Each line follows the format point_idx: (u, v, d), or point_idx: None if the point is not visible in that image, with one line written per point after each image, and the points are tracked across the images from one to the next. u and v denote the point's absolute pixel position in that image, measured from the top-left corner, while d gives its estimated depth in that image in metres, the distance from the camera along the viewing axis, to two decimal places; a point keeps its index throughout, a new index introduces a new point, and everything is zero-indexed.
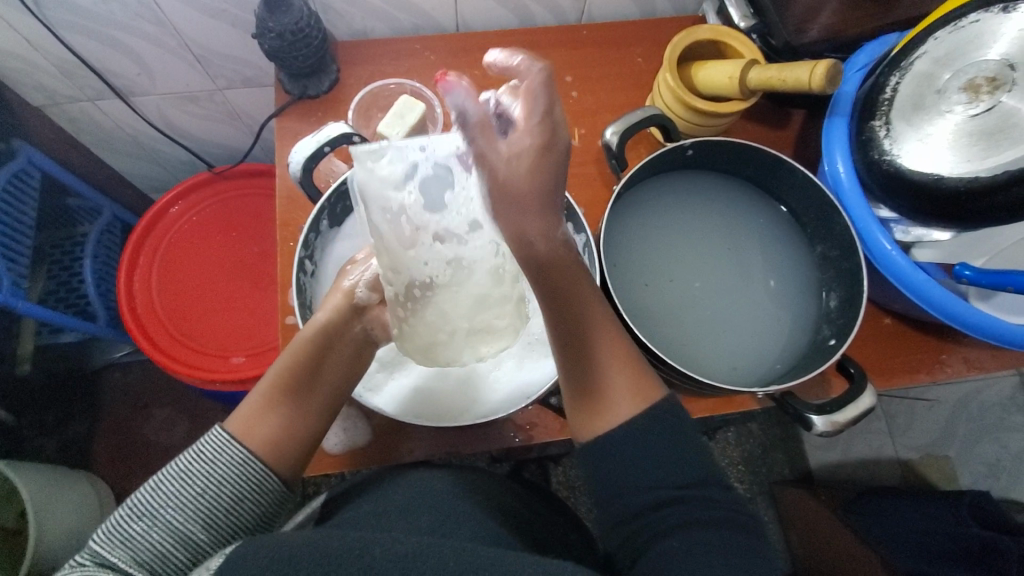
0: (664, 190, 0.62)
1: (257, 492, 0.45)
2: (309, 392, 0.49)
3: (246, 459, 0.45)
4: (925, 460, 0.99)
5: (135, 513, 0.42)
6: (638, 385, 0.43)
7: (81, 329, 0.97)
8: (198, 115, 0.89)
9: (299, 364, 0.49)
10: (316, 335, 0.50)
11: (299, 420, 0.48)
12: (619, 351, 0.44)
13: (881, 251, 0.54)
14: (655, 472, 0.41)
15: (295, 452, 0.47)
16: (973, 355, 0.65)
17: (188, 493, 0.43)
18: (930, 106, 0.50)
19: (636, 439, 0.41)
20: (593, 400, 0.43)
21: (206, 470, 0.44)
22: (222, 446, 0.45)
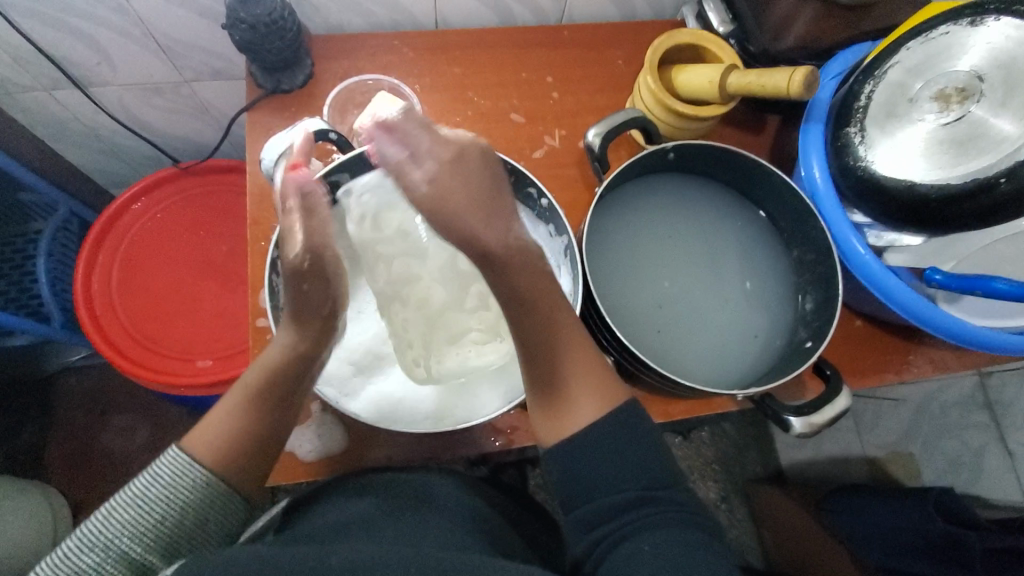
0: (645, 193, 0.62)
1: (220, 514, 0.46)
2: (278, 402, 0.50)
3: (206, 482, 0.46)
4: (891, 457, 1.00)
5: (87, 545, 0.43)
6: (604, 392, 0.46)
7: (33, 332, 0.92)
8: (164, 108, 0.85)
9: (264, 382, 0.49)
10: (278, 353, 0.50)
11: (264, 434, 0.49)
12: (585, 357, 0.48)
13: (855, 254, 0.55)
14: (614, 475, 0.43)
15: (256, 467, 0.48)
16: (938, 356, 0.67)
17: (144, 522, 0.44)
18: (903, 113, 0.51)
19: (602, 440, 0.44)
20: (559, 405, 0.46)
21: (160, 496, 0.44)
22: (180, 471, 0.45)
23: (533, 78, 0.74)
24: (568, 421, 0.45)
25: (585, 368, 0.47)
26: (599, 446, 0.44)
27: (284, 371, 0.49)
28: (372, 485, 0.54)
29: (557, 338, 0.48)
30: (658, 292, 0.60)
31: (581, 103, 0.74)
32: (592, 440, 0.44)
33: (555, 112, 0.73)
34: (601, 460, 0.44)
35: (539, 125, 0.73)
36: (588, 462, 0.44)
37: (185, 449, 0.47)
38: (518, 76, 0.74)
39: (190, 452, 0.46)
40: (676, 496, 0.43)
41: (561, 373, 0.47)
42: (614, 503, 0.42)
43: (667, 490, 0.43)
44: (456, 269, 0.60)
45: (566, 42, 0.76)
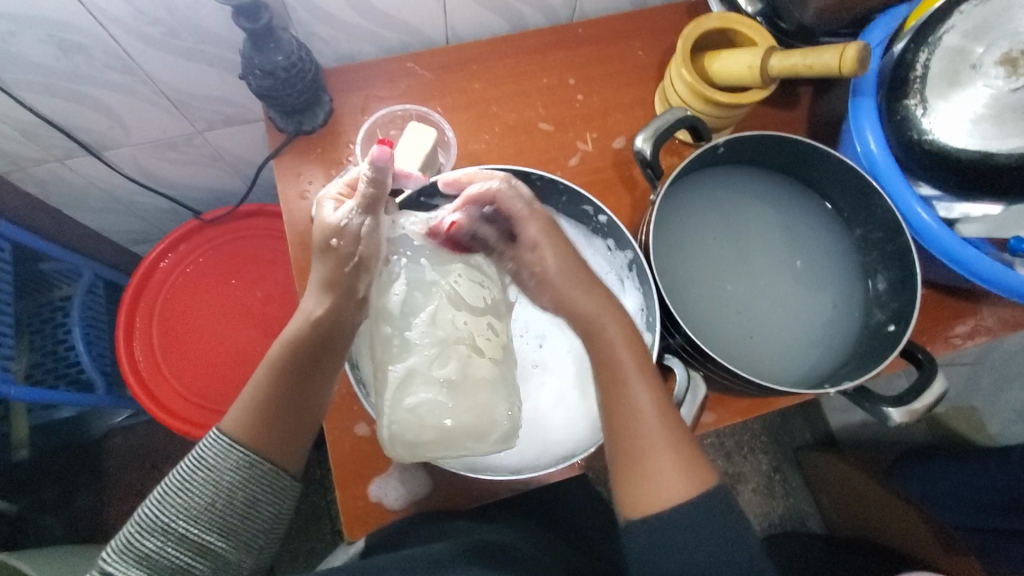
0: (698, 193, 0.60)
1: (265, 493, 0.48)
2: (304, 373, 0.50)
3: (249, 462, 0.47)
4: (951, 413, 0.98)
5: (149, 529, 0.45)
6: (690, 467, 0.44)
7: (77, 401, 0.91)
8: (178, 161, 0.83)
9: (292, 355, 0.49)
10: (304, 322, 0.49)
11: (301, 403, 0.50)
12: (672, 429, 0.46)
13: (925, 228, 0.53)
14: (709, 549, 0.42)
15: (294, 442, 0.50)
16: (1007, 314, 0.65)
17: (197, 505, 0.46)
18: (966, 81, 0.49)
19: (685, 524, 0.42)
20: (641, 476, 0.45)
21: (208, 478, 0.46)
22: (224, 453, 0.47)
23: (556, 82, 0.72)
24: (650, 497, 0.44)
25: (671, 443, 0.45)
26: (676, 529, 0.42)
27: (307, 340, 0.49)
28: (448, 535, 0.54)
29: (642, 407, 0.46)
30: (728, 293, 0.59)
31: (608, 102, 0.72)
32: (672, 524, 0.42)
33: (584, 115, 0.71)
34: (673, 546, 0.42)
35: (569, 131, 0.70)
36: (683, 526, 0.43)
37: (224, 432, 0.48)
38: (540, 83, 0.72)
39: (228, 435, 0.48)
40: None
41: (651, 447, 0.45)
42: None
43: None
44: (434, 333, 0.45)
45: (583, 40, 0.73)
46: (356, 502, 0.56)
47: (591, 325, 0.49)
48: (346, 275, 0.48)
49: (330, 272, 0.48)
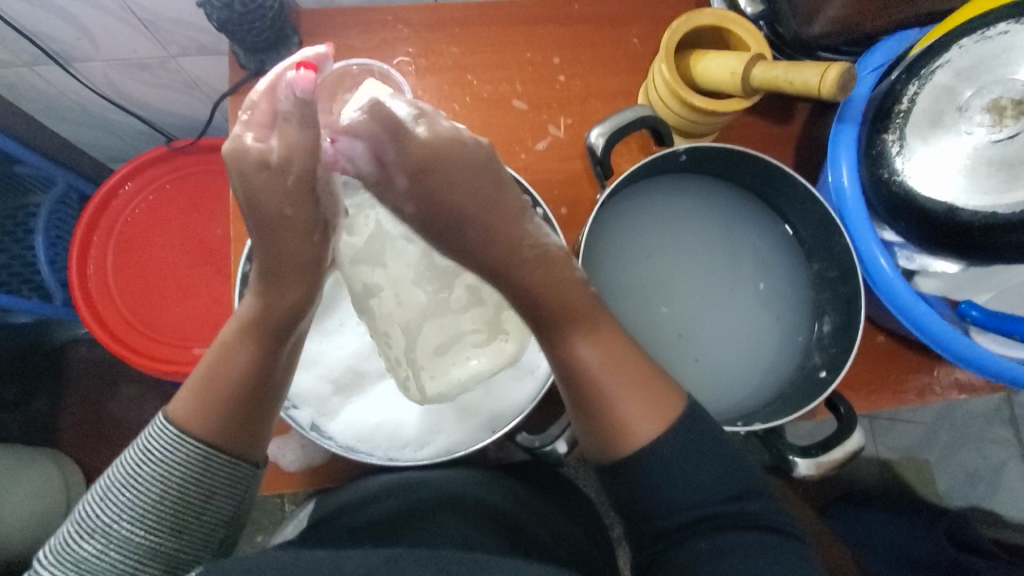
0: (654, 200, 0.57)
1: (225, 483, 0.44)
2: (270, 354, 0.46)
3: (202, 453, 0.42)
4: (904, 461, 0.94)
5: (88, 531, 0.40)
6: (655, 405, 0.42)
7: (32, 310, 0.91)
8: (151, 83, 0.81)
9: (250, 333, 0.45)
10: (256, 306, 0.45)
11: (257, 375, 0.45)
12: (626, 372, 0.43)
13: (881, 276, 0.50)
14: (689, 490, 0.41)
15: (253, 425, 0.45)
16: (963, 376, 0.62)
17: (142, 503, 0.41)
18: (949, 124, 0.45)
19: (678, 455, 0.41)
20: (610, 426, 0.42)
21: (153, 471, 0.41)
22: (173, 444, 0.42)
23: (539, 59, 0.68)
24: (621, 437, 0.42)
25: (629, 380, 0.43)
26: (673, 464, 0.41)
27: (256, 323, 0.45)
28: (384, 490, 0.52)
29: (589, 356, 0.44)
30: (664, 311, 0.56)
31: (590, 88, 0.68)
32: (666, 459, 0.41)
33: (562, 98, 0.67)
34: (670, 479, 0.41)
35: (543, 113, 0.67)
36: (656, 481, 0.41)
37: (172, 421, 0.43)
38: (522, 57, 0.67)
39: (177, 423, 0.43)
40: (750, 508, 0.41)
41: (607, 393, 0.43)
42: (680, 522, 0.41)
43: (737, 504, 0.41)
44: (433, 268, 0.52)
45: (576, 18, 0.68)
46: None
47: (544, 263, 0.46)
48: (315, 245, 0.45)
49: (285, 256, 0.44)
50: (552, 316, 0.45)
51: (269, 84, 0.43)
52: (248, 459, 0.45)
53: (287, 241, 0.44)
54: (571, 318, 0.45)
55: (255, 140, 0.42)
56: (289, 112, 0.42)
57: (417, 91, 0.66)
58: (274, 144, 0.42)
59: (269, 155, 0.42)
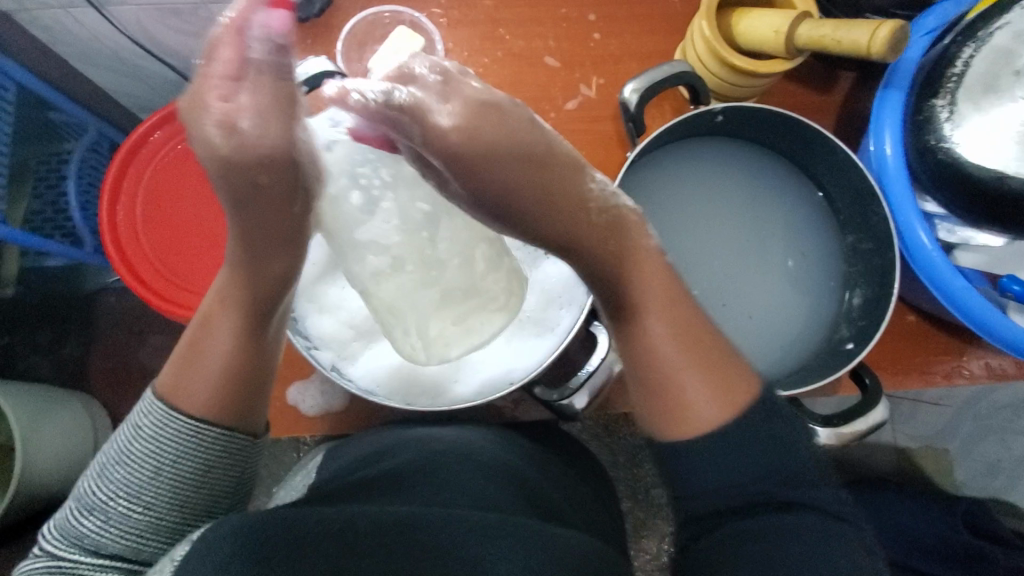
0: (684, 163, 0.56)
1: (223, 456, 0.44)
2: (252, 328, 0.45)
3: (196, 430, 0.43)
4: (922, 451, 0.92)
5: (86, 509, 0.42)
6: (730, 390, 0.42)
7: (65, 255, 0.92)
8: (181, 30, 0.81)
9: (240, 302, 0.44)
10: (238, 276, 0.44)
11: (245, 348, 0.45)
12: (698, 354, 0.43)
13: (919, 249, 0.49)
14: (736, 472, 0.40)
15: (245, 399, 0.45)
16: (996, 362, 0.60)
17: (138, 480, 0.42)
18: (1004, 88, 0.43)
19: (729, 445, 0.40)
20: (676, 410, 0.42)
21: (146, 449, 0.42)
22: (163, 422, 0.43)
23: (573, 15, 0.64)
24: (687, 424, 0.42)
25: (701, 362, 0.43)
26: (724, 446, 0.40)
27: (245, 295, 0.44)
28: (398, 446, 0.52)
29: (659, 341, 0.43)
30: (687, 276, 0.55)
31: (625, 46, 0.64)
32: (722, 444, 0.40)
33: (595, 56, 0.64)
34: (721, 463, 0.40)
35: (575, 71, 0.64)
36: (705, 466, 0.40)
37: (161, 398, 0.43)
38: (556, 12, 0.65)
39: (164, 399, 0.43)
40: (798, 490, 0.40)
41: (672, 376, 0.43)
42: (735, 503, 0.40)
43: (786, 489, 0.40)
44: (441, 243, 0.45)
45: None
46: (273, 402, 0.57)
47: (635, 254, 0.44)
48: (294, 216, 0.41)
49: (265, 223, 0.41)
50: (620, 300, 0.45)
51: (235, 21, 0.36)
52: (244, 432, 0.45)
53: (264, 210, 0.40)
54: (644, 299, 0.44)
55: (220, 99, 0.36)
56: (259, 58, 0.36)
57: (448, 44, 0.64)
58: (242, 100, 0.36)
59: (239, 118, 0.36)
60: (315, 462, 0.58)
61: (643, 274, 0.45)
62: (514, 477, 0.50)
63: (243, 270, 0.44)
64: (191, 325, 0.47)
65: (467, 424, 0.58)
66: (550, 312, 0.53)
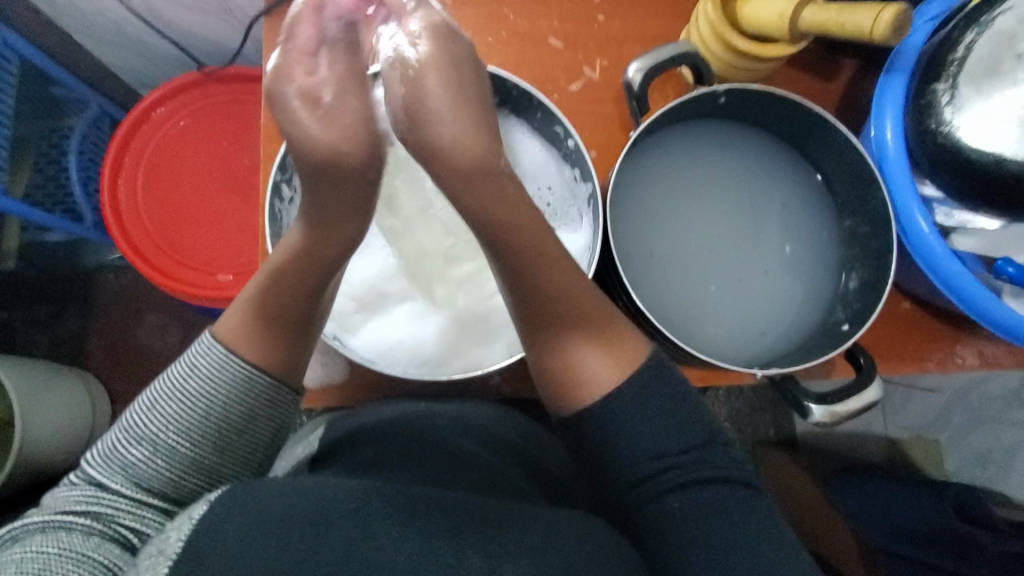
0: (688, 145, 0.56)
1: (267, 406, 0.45)
2: (311, 292, 0.46)
3: (249, 375, 0.44)
4: (914, 440, 0.95)
5: (137, 438, 0.43)
6: (624, 353, 0.43)
7: (66, 230, 0.91)
8: (185, 5, 0.80)
9: (290, 264, 0.45)
10: (300, 241, 0.45)
11: (301, 309, 0.46)
12: (590, 314, 0.44)
13: (916, 233, 0.49)
14: (653, 438, 0.43)
15: (293, 357, 0.46)
16: (989, 349, 0.60)
17: (189, 418, 0.42)
18: (1006, 72, 0.44)
19: (631, 404, 0.42)
20: (571, 374, 0.43)
21: (198, 386, 0.43)
22: (219, 361, 0.43)
23: None
24: (587, 390, 0.43)
25: (603, 337, 0.44)
26: (623, 414, 0.42)
27: (308, 256, 0.45)
28: (408, 420, 0.52)
29: (585, 355, 0.43)
30: (686, 260, 0.56)
31: (630, 29, 0.64)
32: (617, 411, 0.42)
33: (599, 38, 0.64)
34: (632, 427, 0.42)
35: (578, 53, 0.64)
36: (627, 419, 0.42)
37: (220, 339, 0.44)
38: None
39: (223, 342, 0.44)
40: (711, 453, 0.44)
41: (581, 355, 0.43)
42: (653, 464, 0.43)
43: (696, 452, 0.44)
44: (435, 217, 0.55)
45: None
46: None
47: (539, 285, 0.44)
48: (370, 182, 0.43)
49: (336, 202, 0.43)
50: (539, 320, 0.44)
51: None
52: (289, 387, 0.46)
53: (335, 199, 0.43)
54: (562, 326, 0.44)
55: (304, 73, 0.40)
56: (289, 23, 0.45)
57: (453, 22, 0.63)
58: (323, 74, 0.41)
59: (321, 92, 0.40)
60: (318, 435, 0.58)
61: (543, 242, 0.44)
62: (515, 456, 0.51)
63: (301, 248, 0.45)
64: (253, 277, 0.47)
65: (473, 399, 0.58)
66: None
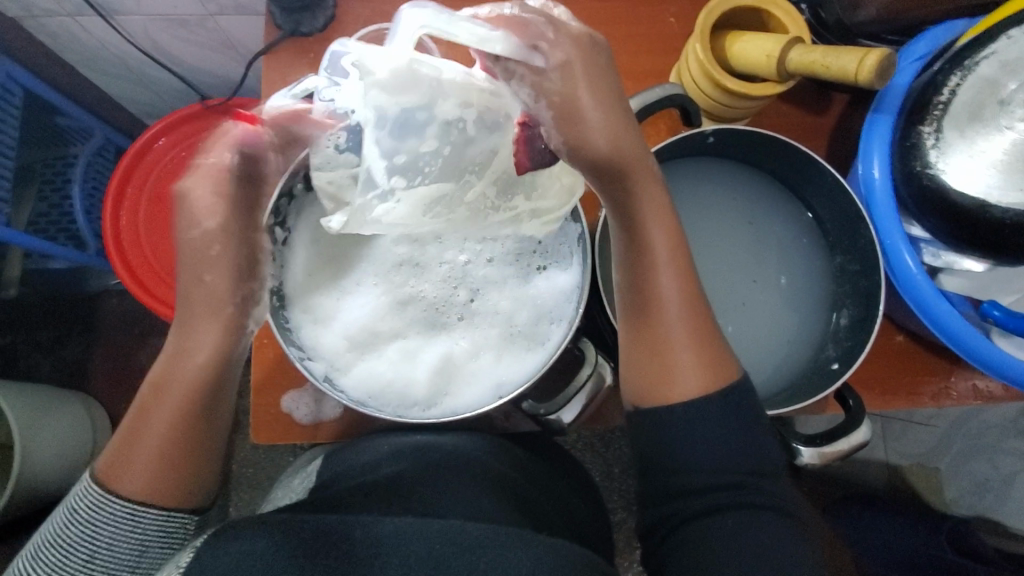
0: (679, 182, 0.57)
1: (157, 533, 0.47)
2: (204, 391, 0.49)
3: (133, 510, 0.46)
4: (915, 468, 0.94)
5: (39, 572, 0.46)
6: (713, 367, 0.46)
7: (68, 257, 0.92)
8: (188, 40, 0.82)
9: (185, 368, 0.49)
10: (193, 338, 0.49)
11: (197, 412, 0.49)
12: (693, 327, 0.47)
13: (904, 271, 0.49)
14: (713, 454, 0.45)
15: (188, 462, 0.49)
16: (982, 383, 0.60)
17: (77, 557, 0.45)
18: (989, 117, 0.44)
19: (701, 417, 0.46)
20: (658, 372, 0.47)
21: (85, 530, 0.46)
22: (100, 503, 0.46)
23: None
24: (667, 396, 0.47)
25: (698, 345, 0.47)
26: (696, 425, 0.46)
27: (201, 363, 0.49)
28: (403, 453, 0.52)
29: (668, 293, 0.47)
30: None
31: (622, 65, 0.65)
32: (694, 416, 0.46)
33: None
34: (694, 437, 0.46)
35: None
36: (700, 435, 0.45)
37: (100, 479, 0.47)
38: None
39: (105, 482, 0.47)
40: (762, 484, 0.46)
41: (671, 343, 0.47)
42: (713, 481, 0.45)
43: (754, 478, 0.46)
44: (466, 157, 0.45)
45: None
46: (266, 409, 0.57)
47: (643, 248, 0.47)
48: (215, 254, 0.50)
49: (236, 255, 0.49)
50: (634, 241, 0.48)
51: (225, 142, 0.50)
52: (187, 507, 0.49)
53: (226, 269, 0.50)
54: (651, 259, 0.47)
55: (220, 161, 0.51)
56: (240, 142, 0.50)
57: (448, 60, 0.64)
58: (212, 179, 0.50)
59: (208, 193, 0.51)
60: (312, 472, 0.58)
61: (651, 237, 0.47)
62: (505, 491, 0.50)
63: (207, 321, 0.49)
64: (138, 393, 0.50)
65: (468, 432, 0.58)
66: (539, 329, 0.53)
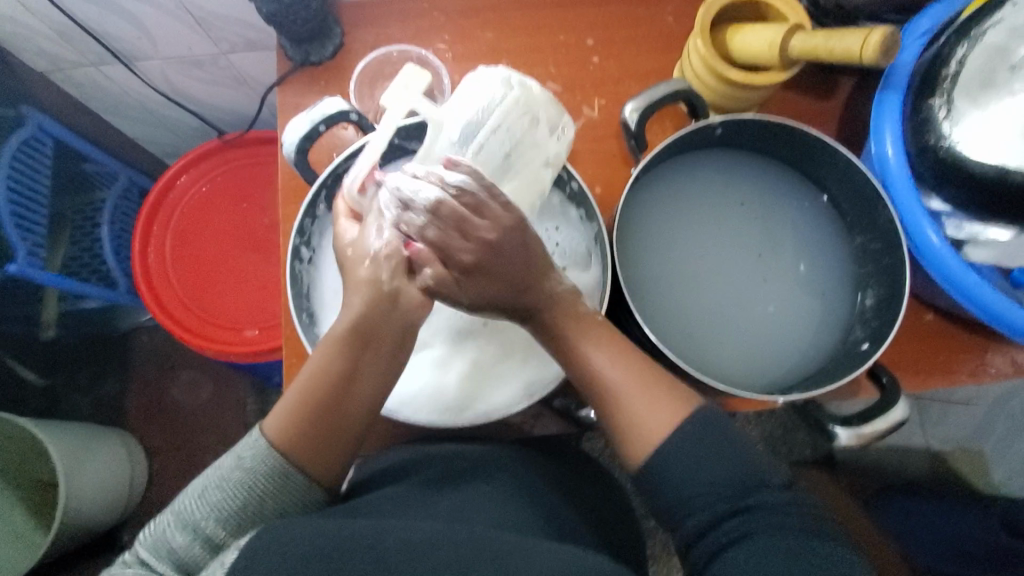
0: (690, 176, 0.57)
1: (296, 504, 0.44)
2: (353, 369, 0.45)
3: (285, 471, 0.44)
4: (957, 453, 0.93)
5: (182, 523, 0.43)
6: (667, 405, 0.44)
7: (101, 296, 0.95)
8: (204, 79, 0.85)
9: (351, 326, 0.45)
10: (347, 313, 0.45)
11: (355, 386, 0.45)
12: (634, 369, 0.45)
13: (926, 245, 0.49)
14: (704, 474, 0.42)
15: (334, 447, 0.45)
16: (1020, 356, 0.59)
17: (230, 505, 0.43)
18: (1000, 84, 0.44)
19: (681, 445, 0.42)
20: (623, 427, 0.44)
21: (245, 479, 0.43)
22: (263, 456, 0.44)
23: (572, 41, 0.67)
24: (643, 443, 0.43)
25: (643, 383, 0.44)
26: (679, 452, 0.42)
27: (358, 329, 0.45)
28: (429, 459, 0.53)
29: (602, 364, 0.45)
30: (696, 288, 0.56)
31: (623, 67, 0.66)
32: (674, 447, 0.42)
33: (595, 79, 0.66)
34: (684, 459, 0.42)
35: (576, 94, 0.66)
36: (689, 454, 0.42)
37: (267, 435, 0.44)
38: (555, 39, 0.67)
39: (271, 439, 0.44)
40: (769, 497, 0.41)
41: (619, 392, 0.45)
42: (714, 501, 0.41)
43: (751, 491, 0.41)
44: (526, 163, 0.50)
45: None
46: None
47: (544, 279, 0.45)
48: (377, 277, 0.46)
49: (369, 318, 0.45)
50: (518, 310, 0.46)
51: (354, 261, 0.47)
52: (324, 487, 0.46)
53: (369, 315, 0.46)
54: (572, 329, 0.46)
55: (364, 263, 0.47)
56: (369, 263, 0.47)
57: (454, 77, 0.66)
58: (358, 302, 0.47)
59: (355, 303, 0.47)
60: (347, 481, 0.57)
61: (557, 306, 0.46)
62: (537, 497, 0.50)
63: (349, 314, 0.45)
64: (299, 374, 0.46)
65: (504, 442, 0.58)
66: None
